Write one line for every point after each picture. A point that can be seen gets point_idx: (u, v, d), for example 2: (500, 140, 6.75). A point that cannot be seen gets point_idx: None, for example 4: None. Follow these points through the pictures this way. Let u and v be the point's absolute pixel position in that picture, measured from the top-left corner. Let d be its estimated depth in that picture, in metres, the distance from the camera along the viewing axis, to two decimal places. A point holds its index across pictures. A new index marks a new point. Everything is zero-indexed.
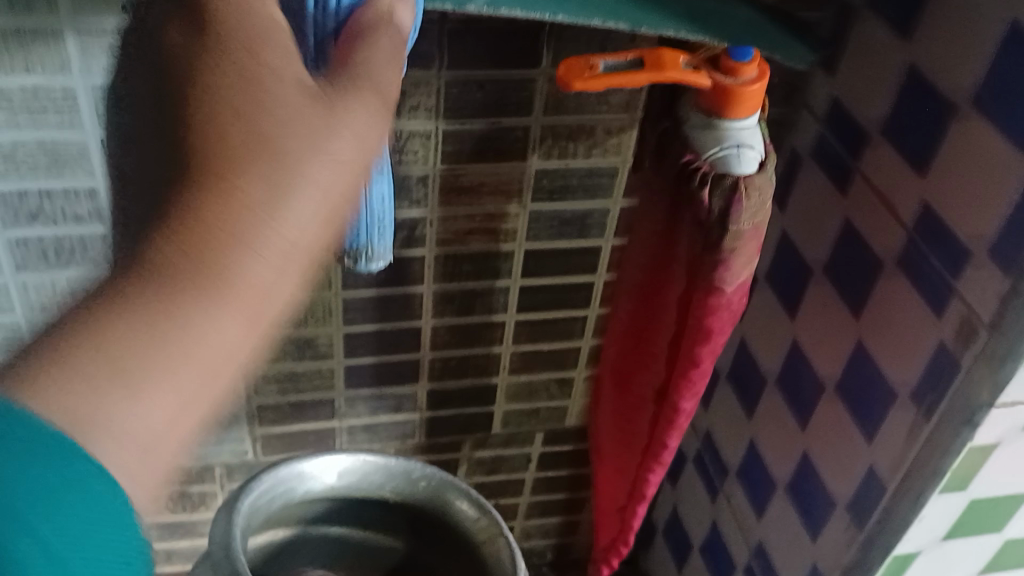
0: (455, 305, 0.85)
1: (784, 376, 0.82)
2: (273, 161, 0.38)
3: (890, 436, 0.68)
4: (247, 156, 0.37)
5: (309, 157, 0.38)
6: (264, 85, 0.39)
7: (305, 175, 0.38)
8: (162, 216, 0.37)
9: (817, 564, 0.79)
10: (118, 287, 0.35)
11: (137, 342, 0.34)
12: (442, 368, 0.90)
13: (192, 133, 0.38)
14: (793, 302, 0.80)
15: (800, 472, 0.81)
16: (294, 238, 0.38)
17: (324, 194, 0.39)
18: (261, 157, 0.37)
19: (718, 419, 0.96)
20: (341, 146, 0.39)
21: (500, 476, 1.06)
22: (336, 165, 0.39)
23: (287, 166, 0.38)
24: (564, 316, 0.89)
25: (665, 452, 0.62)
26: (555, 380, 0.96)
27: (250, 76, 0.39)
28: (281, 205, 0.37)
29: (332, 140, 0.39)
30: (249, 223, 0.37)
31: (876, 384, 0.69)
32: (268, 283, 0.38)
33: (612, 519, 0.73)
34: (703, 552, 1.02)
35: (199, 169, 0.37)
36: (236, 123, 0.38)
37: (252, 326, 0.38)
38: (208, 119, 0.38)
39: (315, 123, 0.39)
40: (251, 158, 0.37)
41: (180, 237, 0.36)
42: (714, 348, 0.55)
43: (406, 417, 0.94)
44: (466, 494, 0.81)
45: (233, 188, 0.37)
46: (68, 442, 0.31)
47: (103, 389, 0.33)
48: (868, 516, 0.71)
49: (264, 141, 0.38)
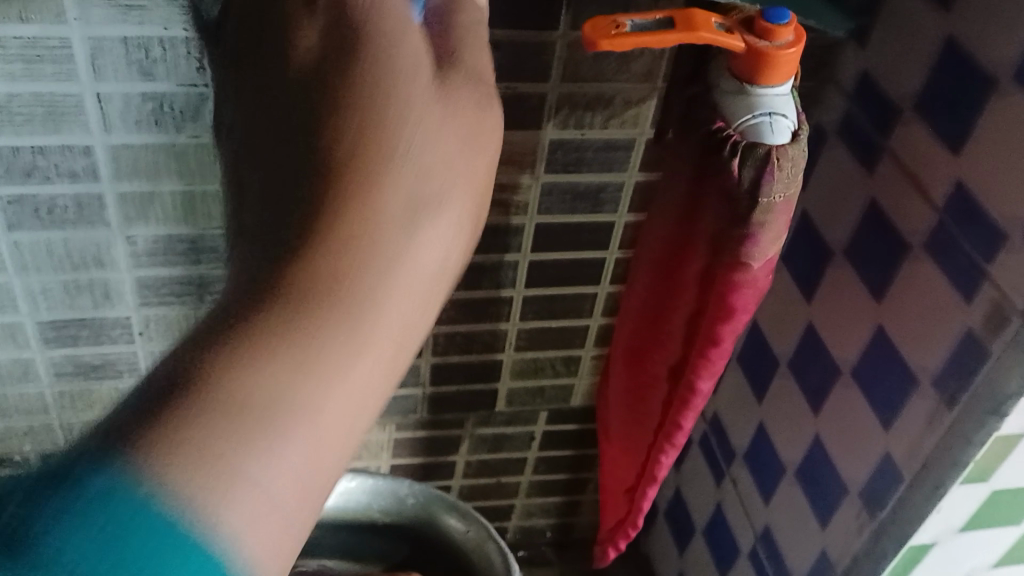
0: (462, 278, 0.82)
1: (796, 361, 0.80)
2: (403, 189, 0.39)
3: (907, 424, 0.66)
4: (379, 171, 0.39)
5: (415, 205, 0.38)
6: (398, 104, 0.40)
7: (417, 198, 0.39)
8: (304, 230, 0.37)
9: (825, 552, 0.77)
10: (257, 324, 0.34)
11: (285, 375, 0.33)
12: (447, 343, 0.88)
13: (336, 149, 0.39)
14: (808, 285, 0.77)
15: (810, 458, 0.79)
16: (420, 272, 0.38)
17: (443, 228, 0.39)
18: (390, 177, 0.39)
19: (725, 402, 0.94)
20: (448, 175, 0.40)
21: (502, 454, 1.04)
22: (440, 194, 0.40)
23: (405, 185, 0.39)
24: (573, 293, 0.87)
25: (679, 433, 0.60)
26: (561, 359, 0.93)
27: (390, 96, 0.40)
28: (413, 229, 0.38)
29: (437, 167, 0.40)
30: (383, 250, 0.37)
31: (895, 371, 0.67)
32: (400, 323, 0.37)
33: (619, 501, 0.72)
34: (706, 536, 1.01)
35: (337, 172, 0.38)
36: (377, 147, 0.39)
37: (387, 370, 0.37)
38: (354, 134, 0.39)
39: (425, 138, 0.40)
40: (382, 172, 0.39)
41: (330, 250, 0.36)
42: (735, 328, 0.53)
43: (408, 392, 0.92)
44: (452, 508, 0.86)
45: (370, 206, 0.38)
46: (201, 492, 0.29)
47: (250, 421, 0.32)
48: (882, 505, 0.69)
49: (395, 165, 0.39)
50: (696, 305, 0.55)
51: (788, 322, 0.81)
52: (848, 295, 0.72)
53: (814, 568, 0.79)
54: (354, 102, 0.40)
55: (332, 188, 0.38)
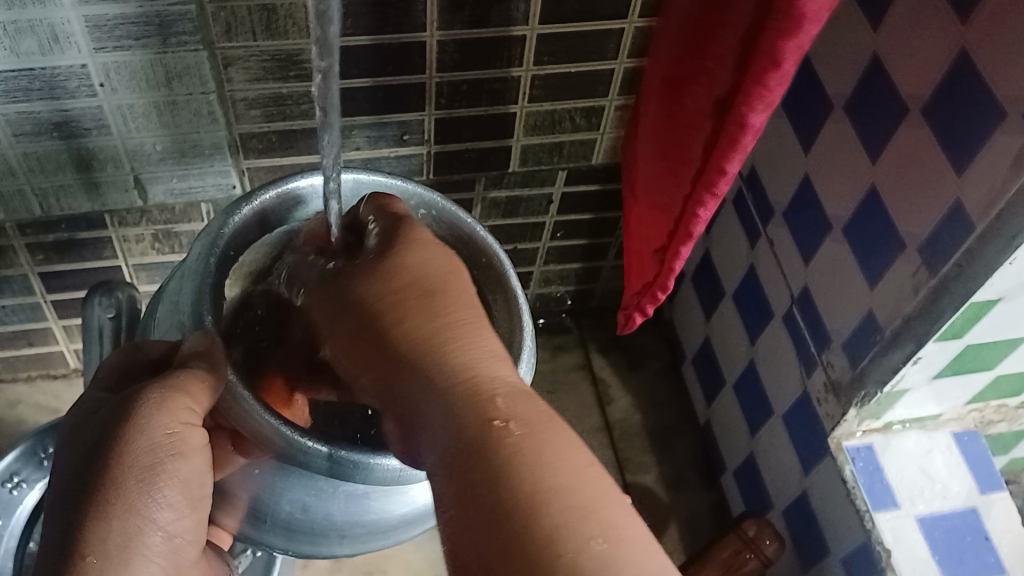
0: (466, 14, 0.70)
1: (853, 101, 0.69)
2: (130, 496, 0.47)
3: (989, 167, 0.56)
4: (117, 492, 0.47)
5: (149, 503, 0.48)
6: (148, 484, 0.48)
7: (152, 489, 0.48)
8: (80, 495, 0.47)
9: (873, 311, 0.70)
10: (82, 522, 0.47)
11: (105, 511, 0.47)
12: (452, 93, 0.78)
13: (100, 468, 0.48)
14: (876, 11, 0.65)
15: (862, 211, 0.70)
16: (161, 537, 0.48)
17: (180, 489, 0.49)
18: (130, 492, 0.47)
19: (762, 154, 0.85)
20: (174, 439, 0.49)
21: (518, 219, 0.97)
22: (172, 439, 0.49)
23: (130, 496, 0.47)
24: (596, 31, 0.75)
25: (722, 180, 0.50)
26: (582, 109, 0.83)
27: (137, 490, 0.48)
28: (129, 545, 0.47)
29: (157, 445, 0.48)
30: (122, 506, 0.47)
31: (976, 105, 0.57)
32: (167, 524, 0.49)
33: (647, 263, 0.63)
34: (735, 299, 0.95)
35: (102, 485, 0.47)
36: (126, 490, 0.47)
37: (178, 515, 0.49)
38: (93, 497, 0.47)
39: (157, 455, 0.48)
40: (121, 497, 0.47)
41: (103, 492, 0.47)
42: (802, 42, 0.41)
43: (412, 151, 0.83)
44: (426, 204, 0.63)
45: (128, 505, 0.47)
46: None
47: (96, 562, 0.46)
48: (946, 260, 0.61)
49: (128, 481, 0.48)
50: (753, 17, 0.43)
51: (848, 59, 0.69)
52: (923, 19, 0.60)
53: (856, 330, 0.73)
54: (103, 497, 0.47)
55: (100, 480, 0.47)
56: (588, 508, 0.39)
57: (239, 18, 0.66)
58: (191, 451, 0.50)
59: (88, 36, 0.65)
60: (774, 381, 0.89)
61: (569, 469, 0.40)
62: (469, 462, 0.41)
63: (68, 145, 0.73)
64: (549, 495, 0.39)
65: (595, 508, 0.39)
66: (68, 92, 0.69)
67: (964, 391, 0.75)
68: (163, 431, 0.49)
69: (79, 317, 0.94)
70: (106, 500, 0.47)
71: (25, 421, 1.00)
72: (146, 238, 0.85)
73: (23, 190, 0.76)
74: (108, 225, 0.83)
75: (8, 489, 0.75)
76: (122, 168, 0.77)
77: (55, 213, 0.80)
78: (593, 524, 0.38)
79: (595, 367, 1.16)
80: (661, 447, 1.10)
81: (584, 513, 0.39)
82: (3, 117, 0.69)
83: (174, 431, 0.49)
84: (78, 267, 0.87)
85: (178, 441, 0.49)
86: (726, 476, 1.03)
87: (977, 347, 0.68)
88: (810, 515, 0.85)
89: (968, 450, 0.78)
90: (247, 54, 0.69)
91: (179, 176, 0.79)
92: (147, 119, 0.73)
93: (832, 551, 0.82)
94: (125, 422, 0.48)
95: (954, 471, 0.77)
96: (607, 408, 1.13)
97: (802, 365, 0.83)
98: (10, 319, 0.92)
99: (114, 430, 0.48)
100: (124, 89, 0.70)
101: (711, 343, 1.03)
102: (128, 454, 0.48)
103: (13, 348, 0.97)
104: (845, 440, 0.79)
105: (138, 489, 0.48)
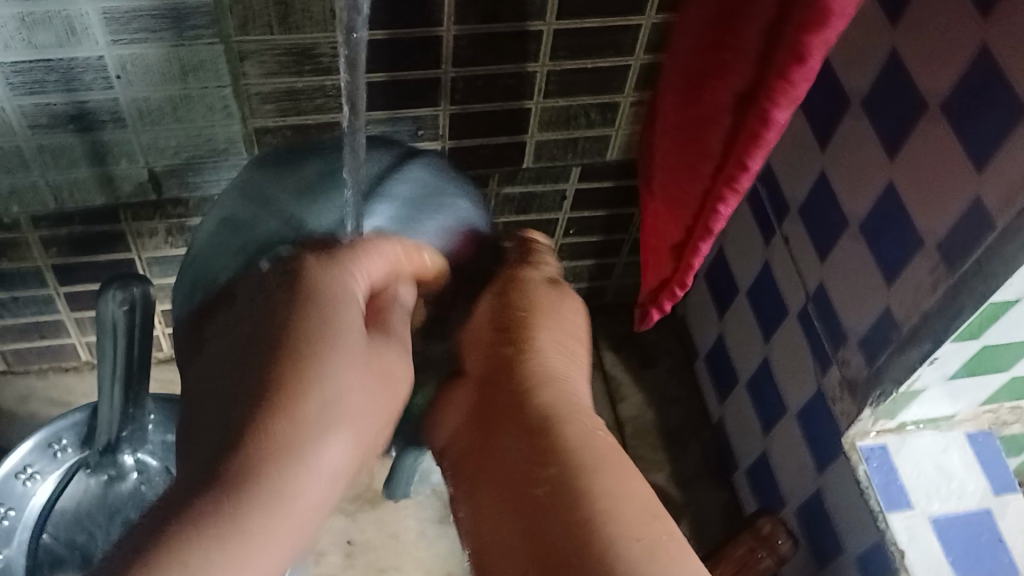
0: (481, 9, 0.70)
1: (871, 97, 0.69)
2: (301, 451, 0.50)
3: (1009, 164, 0.56)
4: (294, 439, 0.49)
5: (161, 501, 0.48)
6: None
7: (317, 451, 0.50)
8: None
9: (890, 309, 0.70)
10: None
11: (282, 455, 0.49)
12: (466, 89, 0.78)
13: None
14: (896, 6, 0.64)
15: (880, 208, 0.70)
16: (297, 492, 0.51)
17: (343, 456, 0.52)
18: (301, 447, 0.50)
19: (778, 151, 0.85)
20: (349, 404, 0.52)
21: (532, 215, 0.97)
22: (350, 401, 0.52)
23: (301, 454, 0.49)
24: (612, 26, 0.74)
25: (743, 176, 0.49)
26: (597, 105, 0.83)
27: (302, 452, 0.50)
28: None
29: (334, 411, 0.52)
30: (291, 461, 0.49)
31: (998, 102, 0.56)
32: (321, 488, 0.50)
33: (664, 259, 0.63)
34: (750, 297, 0.95)
35: None
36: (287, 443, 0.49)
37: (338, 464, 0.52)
38: None
39: (328, 418, 0.51)
40: (292, 443, 0.49)
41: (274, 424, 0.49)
42: (828, 38, 0.40)
43: (426, 146, 0.83)
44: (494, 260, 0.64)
45: None
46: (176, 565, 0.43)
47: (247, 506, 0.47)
48: (965, 257, 0.61)
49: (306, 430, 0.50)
50: (776, 12, 0.43)
51: (865, 55, 0.69)
52: (943, 14, 0.60)
53: (872, 328, 0.73)
54: None
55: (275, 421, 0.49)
56: (639, 528, 0.49)
57: (255, 12, 0.66)
58: (362, 418, 0.53)
59: (104, 29, 0.65)
60: (788, 379, 0.88)
61: (616, 511, 0.50)
62: (537, 493, 0.51)
63: (83, 138, 0.73)
64: (598, 518, 0.49)
65: (640, 522, 0.50)
66: (84, 84, 0.69)
67: (982, 390, 0.75)
68: (346, 393, 0.52)
69: (91, 310, 0.94)
70: (278, 448, 0.49)
71: (37, 415, 1.00)
72: (159, 232, 0.85)
73: (38, 184, 0.76)
74: (122, 220, 0.83)
75: (22, 482, 0.77)
76: (136, 162, 0.77)
77: (69, 206, 0.80)
78: (632, 542, 0.48)
79: (607, 365, 1.15)
80: (673, 445, 1.09)
81: (630, 532, 0.49)
82: (18, 109, 0.69)
83: (351, 395, 0.53)
84: (91, 261, 0.87)
85: (350, 405, 0.52)
86: (739, 474, 1.02)
87: (994, 346, 0.68)
88: (824, 513, 0.85)
89: (984, 449, 0.78)
90: (262, 49, 0.69)
91: (193, 170, 0.79)
92: (161, 114, 0.73)
93: (847, 549, 0.82)
94: (322, 376, 0.51)
95: (970, 470, 0.76)
96: (619, 405, 1.12)
97: (817, 363, 0.82)
98: (22, 311, 0.92)
99: (304, 362, 0.51)
100: (140, 82, 0.70)
101: (724, 340, 1.03)
102: (318, 401, 0.51)
103: (25, 341, 0.97)
104: (858, 440, 0.78)
105: (310, 441, 0.50)
